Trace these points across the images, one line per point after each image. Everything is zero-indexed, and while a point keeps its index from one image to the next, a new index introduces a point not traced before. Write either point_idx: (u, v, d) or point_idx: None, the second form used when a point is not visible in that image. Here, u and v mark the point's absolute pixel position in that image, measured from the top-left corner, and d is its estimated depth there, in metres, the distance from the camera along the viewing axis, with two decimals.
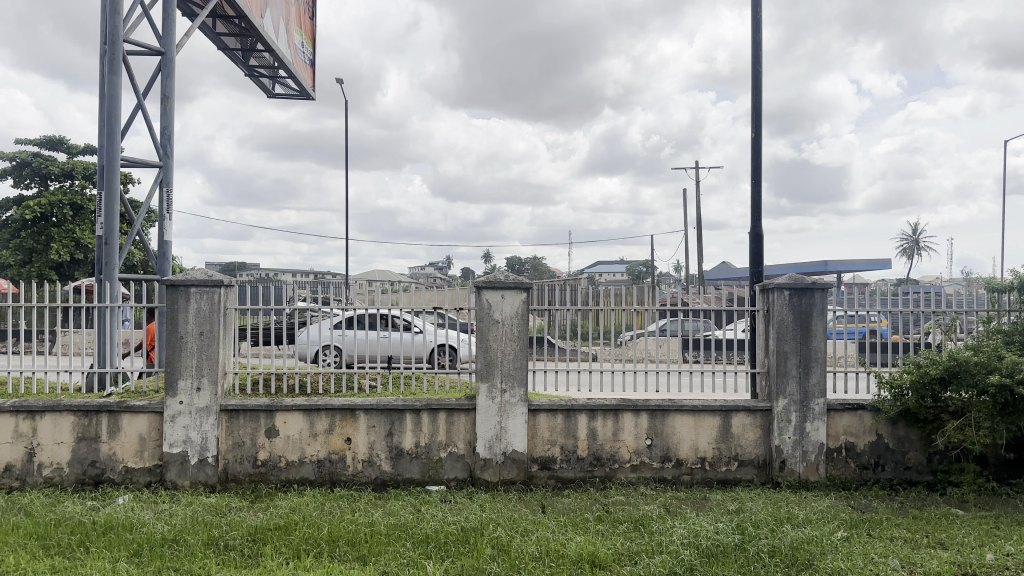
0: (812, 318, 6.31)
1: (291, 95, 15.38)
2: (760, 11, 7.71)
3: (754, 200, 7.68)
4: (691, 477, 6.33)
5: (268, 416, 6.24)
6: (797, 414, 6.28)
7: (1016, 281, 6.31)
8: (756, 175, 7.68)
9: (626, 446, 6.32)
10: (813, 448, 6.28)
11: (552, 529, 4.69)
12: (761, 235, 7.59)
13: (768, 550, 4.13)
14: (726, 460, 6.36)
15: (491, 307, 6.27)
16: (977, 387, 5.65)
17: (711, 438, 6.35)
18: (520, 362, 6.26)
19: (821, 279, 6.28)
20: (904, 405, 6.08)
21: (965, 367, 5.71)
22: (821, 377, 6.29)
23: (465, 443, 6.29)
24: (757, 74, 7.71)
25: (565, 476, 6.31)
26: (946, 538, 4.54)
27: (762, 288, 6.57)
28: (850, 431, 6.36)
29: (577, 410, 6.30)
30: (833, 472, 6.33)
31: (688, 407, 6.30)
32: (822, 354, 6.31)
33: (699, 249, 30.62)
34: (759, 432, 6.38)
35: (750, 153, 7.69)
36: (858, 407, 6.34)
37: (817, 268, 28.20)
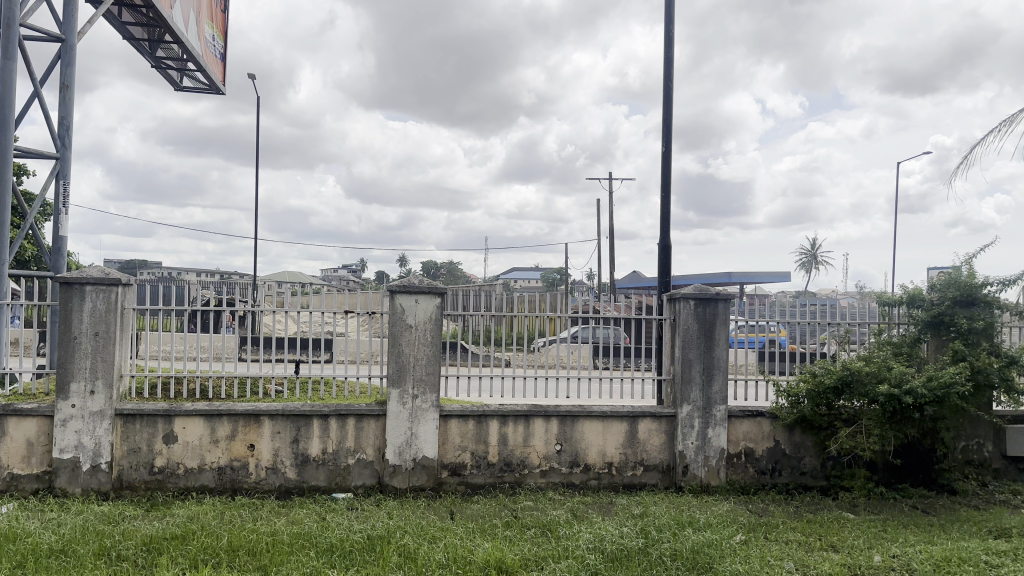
0: (715, 326, 6.52)
1: (199, 89, 14.85)
2: (672, 28, 7.95)
3: (663, 212, 7.88)
4: (599, 482, 6.43)
5: (167, 421, 5.99)
6: (700, 420, 6.47)
7: (905, 296, 6.60)
8: (666, 189, 7.89)
9: (536, 451, 6.37)
10: (714, 453, 6.49)
11: (460, 536, 4.68)
12: (669, 246, 7.80)
13: (669, 553, 4.25)
14: (633, 465, 6.49)
15: (404, 312, 6.20)
16: (868, 396, 5.97)
17: (619, 443, 6.47)
18: (431, 368, 6.21)
19: (725, 290, 6.51)
20: (800, 412, 6.31)
21: (857, 377, 6.02)
22: (722, 384, 6.51)
23: (375, 449, 6.20)
24: (669, 90, 7.93)
25: (474, 482, 6.31)
26: (837, 540, 4.76)
27: (669, 297, 6.73)
28: (749, 436, 6.60)
29: (489, 415, 6.31)
30: (732, 477, 6.55)
31: (597, 412, 6.41)
32: (724, 362, 6.52)
33: (609, 258, 31.16)
34: (664, 437, 6.54)
35: (661, 167, 7.89)
36: (757, 414, 6.58)
37: (718, 280, 29.14)
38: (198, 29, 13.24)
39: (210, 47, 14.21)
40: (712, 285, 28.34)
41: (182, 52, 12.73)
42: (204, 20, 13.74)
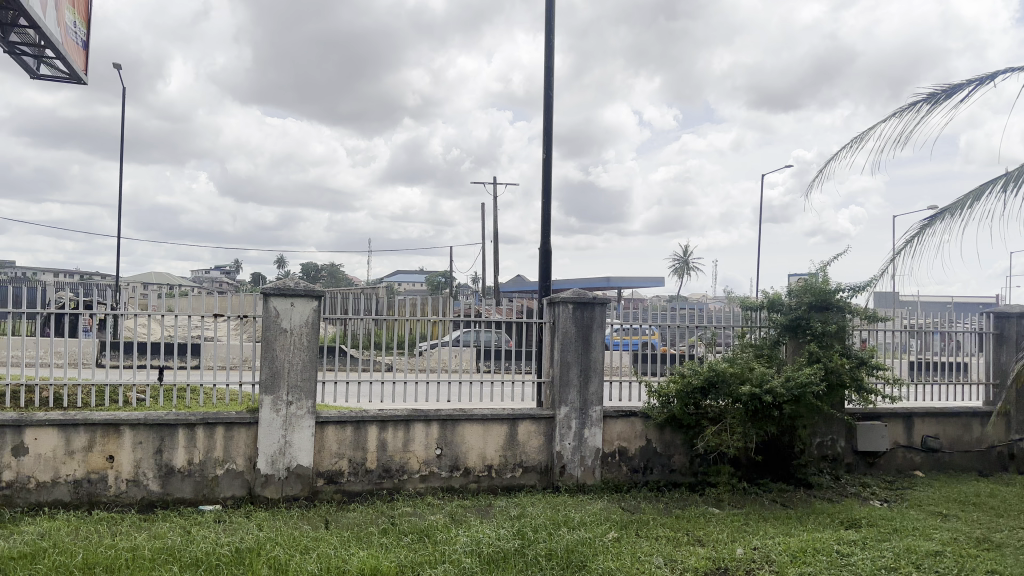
0: (592, 329, 6.68)
1: (58, 78, 13.91)
2: (552, 37, 8.10)
3: (544, 218, 8.01)
4: (478, 485, 6.45)
5: (15, 433, 5.56)
6: (577, 421, 6.61)
7: (766, 300, 7.01)
8: (546, 195, 8.03)
9: (415, 456, 6.32)
10: (590, 452, 6.64)
11: (334, 546, 4.57)
12: (549, 251, 7.93)
13: (545, 553, 4.31)
14: (512, 467, 6.55)
15: (278, 315, 6.01)
16: (732, 395, 6.28)
17: (499, 446, 6.52)
18: (307, 373, 6.06)
19: (601, 294, 6.69)
20: (670, 412, 6.56)
21: (722, 378, 6.33)
22: (598, 385, 6.68)
23: (246, 459, 5.98)
24: (549, 98, 8.08)
25: (351, 489, 6.19)
26: (703, 535, 4.97)
27: (549, 301, 6.84)
28: (623, 436, 6.79)
29: (368, 421, 6.21)
30: (607, 476, 6.72)
31: (477, 416, 6.42)
32: (600, 364, 6.71)
33: (493, 262, 31.39)
34: (542, 438, 6.63)
35: (542, 173, 8.02)
36: (631, 414, 6.78)
37: (598, 284, 29.87)
38: (57, 14, 12.40)
39: (72, 34, 13.33)
40: (592, 289, 29.06)
41: (39, 37, 11.88)
42: (64, 5, 12.89)
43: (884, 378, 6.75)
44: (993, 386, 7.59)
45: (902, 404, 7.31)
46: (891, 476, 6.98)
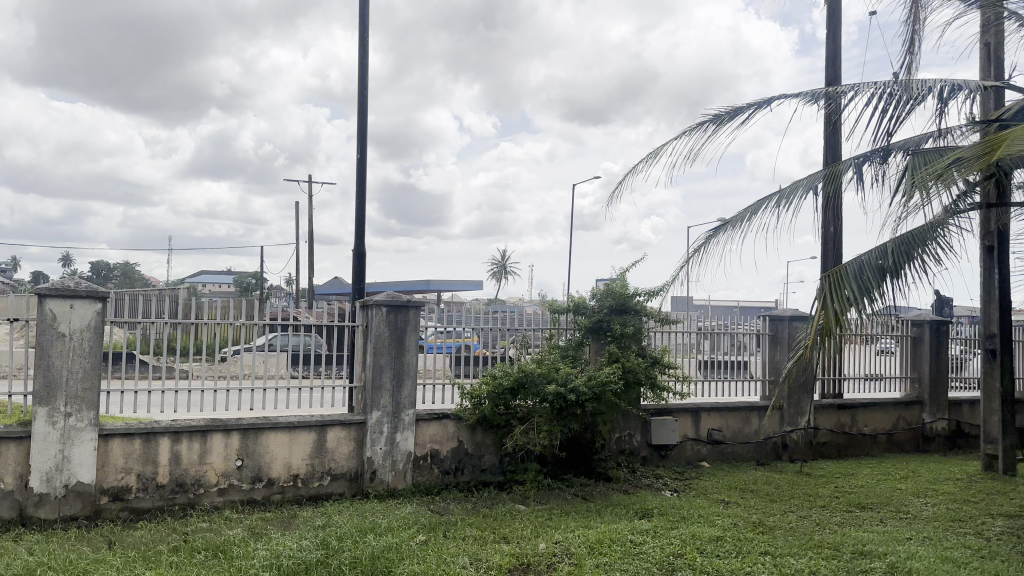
0: (405, 333, 6.66)
1: None
2: (367, 36, 8.01)
3: (358, 219, 7.90)
4: (283, 496, 6.23)
5: None
6: (389, 425, 6.56)
7: (569, 304, 7.30)
8: (359, 196, 7.92)
9: (214, 469, 5.99)
10: (401, 456, 6.61)
11: (117, 568, 4.23)
12: (362, 253, 7.83)
13: (349, 561, 4.23)
14: (319, 475, 6.37)
15: (55, 318, 5.48)
16: (539, 395, 6.49)
17: (306, 454, 6.32)
18: (89, 382, 5.58)
19: (415, 297, 6.68)
20: (481, 412, 6.64)
21: (530, 378, 6.53)
22: (411, 389, 6.67)
23: (16, 477, 5.39)
24: (363, 97, 7.98)
25: (140, 506, 5.77)
26: (508, 532, 5.08)
27: (362, 304, 6.73)
28: (435, 438, 6.81)
29: (158, 433, 5.81)
30: (419, 479, 6.71)
31: (282, 424, 6.20)
32: (413, 367, 6.70)
33: (309, 264, 30.51)
34: (352, 444, 6.51)
35: (356, 174, 7.91)
36: (442, 416, 6.82)
37: (417, 286, 29.87)
38: None
39: None
40: (410, 291, 29.02)
41: None
42: None
43: (674, 376, 7.24)
44: (767, 381, 8.30)
45: (691, 400, 7.88)
46: (682, 467, 7.50)
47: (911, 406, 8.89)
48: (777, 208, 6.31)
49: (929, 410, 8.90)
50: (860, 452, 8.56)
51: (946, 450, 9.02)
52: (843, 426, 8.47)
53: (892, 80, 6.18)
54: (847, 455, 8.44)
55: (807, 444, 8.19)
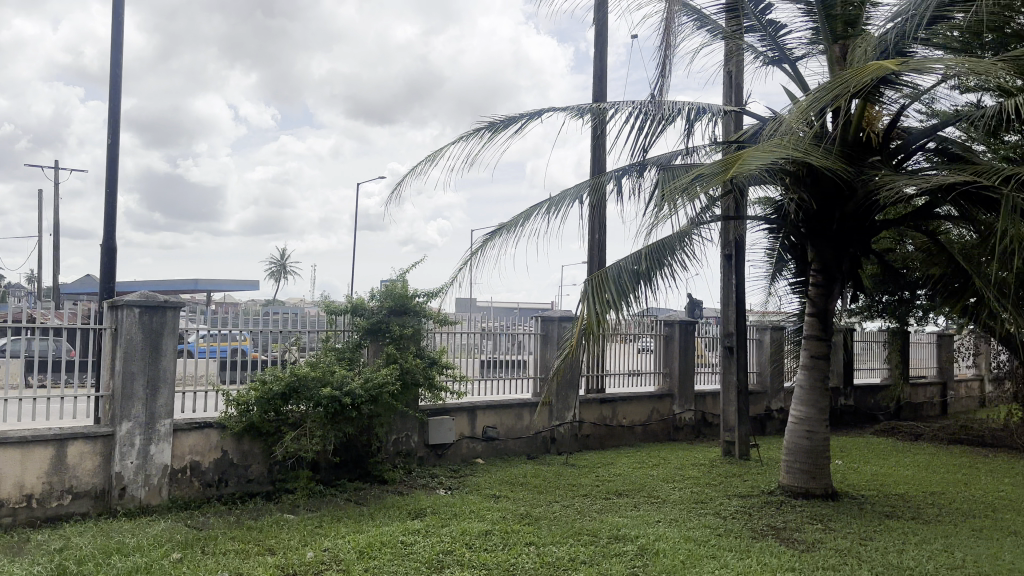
0: (162, 337, 6.20)
1: None
2: (121, 13, 7.38)
3: (109, 211, 7.25)
4: (12, 520, 5.53)
5: None
6: (141, 437, 6.06)
7: (348, 305, 7.11)
8: (111, 187, 7.27)
9: None
10: (156, 470, 6.12)
11: None
12: (114, 249, 7.18)
13: None
14: (58, 494, 5.74)
15: None
16: (312, 400, 6.32)
17: (41, 472, 5.67)
18: None
19: (172, 298, 6.25)
20: (249, 420, 6.31)
21: (302, 382, 6.34)
22: (168, 397, 6.21)
23: None
24: (116, 79, 7.35)
25: None
26: (273, 543, 4.87)
27: (110, 304, 6.18)
28: (195, 449, 6.38)
29: None
30: (176, 493, 6.26)
31: (12, 439, 5.54)
32: (170, 374, 6.24)
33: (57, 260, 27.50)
34: (97, 459, 5.93)
35: (106, 162, 7.26)
36: (203, 426, 6.41)
37: (184, 286, 27.94)
38: None
39: None
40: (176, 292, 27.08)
41: None
42: None
43: (452, 376, 7.40)
44: (538, 379, 8.63)
45: (467, 398, 7.99)
46: (457, 465, 7.62)
47: (663, 398, 9.69)
48: (548, 215, 6.64)
49: (678, 401, 9.76)
50: (619, 442, 9.18)
51: (692, 437, 9.93)
52: (605, 419, 9.06)
53: (648, 99, 6.66)
54: (608, 446, 9.03)
55: (573, 437, 8.69)
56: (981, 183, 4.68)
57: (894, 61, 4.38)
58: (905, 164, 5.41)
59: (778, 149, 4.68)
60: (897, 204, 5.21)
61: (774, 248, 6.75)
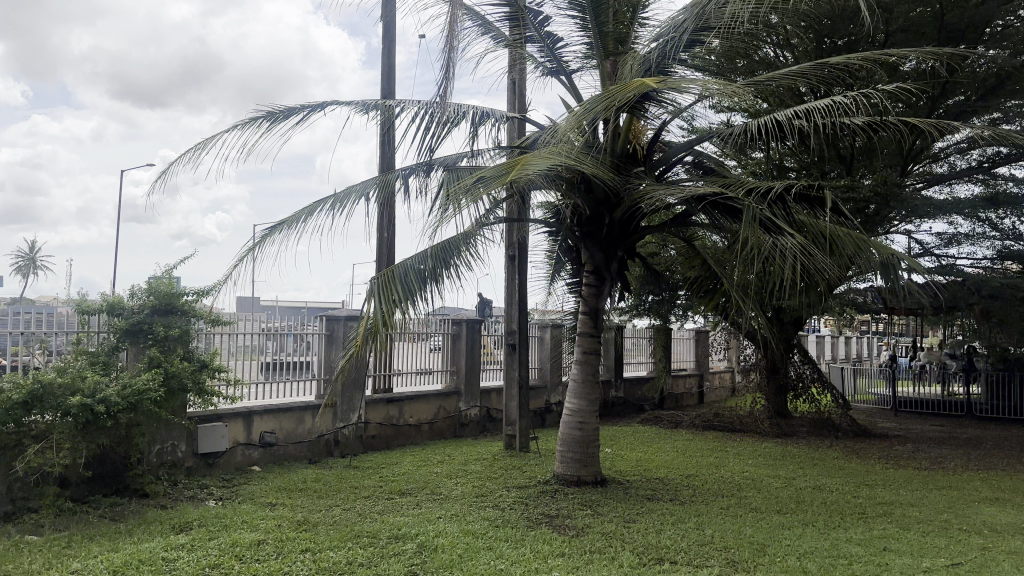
0: None
1: None
2: None
3: None
4: None
5: None
6: None
7: (104, 304, 6.47)
8: None
9: None
10: None
11: None
12: None
13: None
14: None
15: None
16: (60, 409, 5.73)
17: None
18: None
19: None
20: None
21: (48, 390, 5.75)
22: None
23: None
24: None
25: None
26: (12, 569, 4.36)
27: None
28: None
29: None
30: None
31: None
32: None
33: None
34: None
35: None
36: None
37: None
38: None
39: None
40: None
41: None
42: None
43: (225, 380, 7.05)
44: (322, 380, 8.39)
45: (243, 403, 7.63)
46: (230, 473, 7.24)
47: (449, 396, 9.84)
48: (332, 212, 6.55)
49: (463, 398, 9.97)
50: (407, 441, 9.20)
51: (477, 433, 10.19)
52: (391, 418, 9.04)
53: (432, 102, 6.81)
54: (393, 445, 9.01)
55: (357, 438, 8.57)
56: (727, 194, 5.20)
57: (656, 79, 4.74)
58: (666, 175, 5.89)
59: (555, 155, 4.91)
60: (658, 211, 5.66)
61: (552, 249, 7.10)
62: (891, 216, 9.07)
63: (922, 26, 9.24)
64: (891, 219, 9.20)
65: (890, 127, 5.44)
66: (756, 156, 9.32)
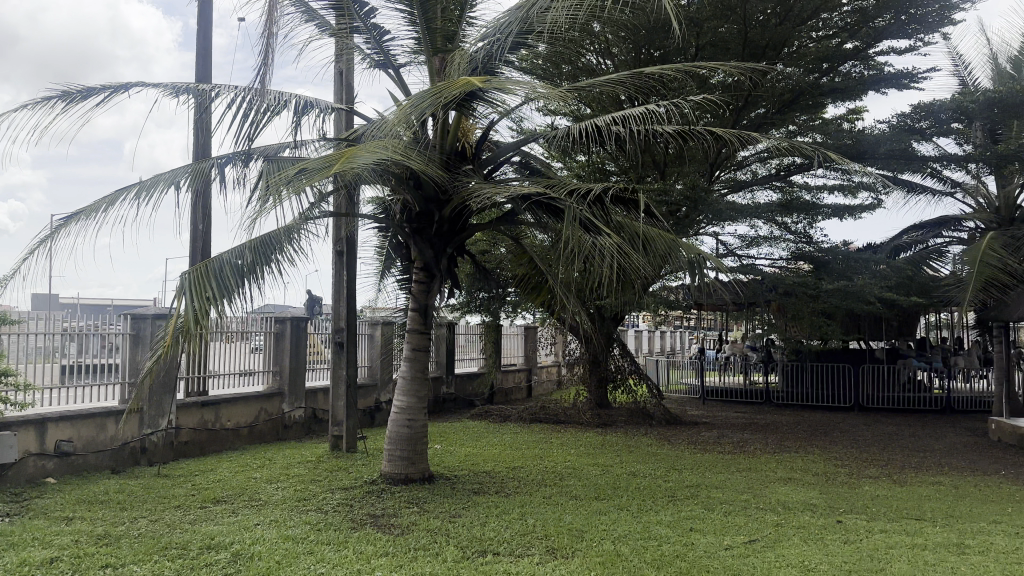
0: None
1: None
2: None
3: None
4: None
5: None
6: None
7: None
8: None
9: None
10: None
11: None
12: None
13: None
14: None
15: None
16: None
17: None
18: None
19: None
20: None
21: None
22: None
23: None
24: None
25: None
26: None
27: None
28: None
29: None
30: None
31: None
32: None
33: None
34: None
35: None
36: None
37: None
38: None
39: None
40: None
41: None
42: None
43: (12, 385, 6.39)
44: (128, 383, 7.78)
45: (33, 410, 6.96)
46: (18, 487, 6.58)
47: (272, 397, 9.50)
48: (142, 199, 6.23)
49: (287, 399, 9.65)
50: (223, 446, 8.78)
51: (302, 435, 9.91)
52: (206, 423, 8.58)
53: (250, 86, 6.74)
54: (208, 450, 8.57)
55: (167, 445, 8.05)
56: (551, 194, 5.37)
57: (482, 78, 4.83)
58: (493, 174, 6.00)
59: (381, 149, 4.86)
60: (486, 210, 5.76)
61: (381, 246, 7.04)
62: (699, 219, 9.73)
63: (728, 42, 9.97)
64: (700, 222, 9.87)
65: (699, 136, 5.83)
66: (581, 158, 9.69)
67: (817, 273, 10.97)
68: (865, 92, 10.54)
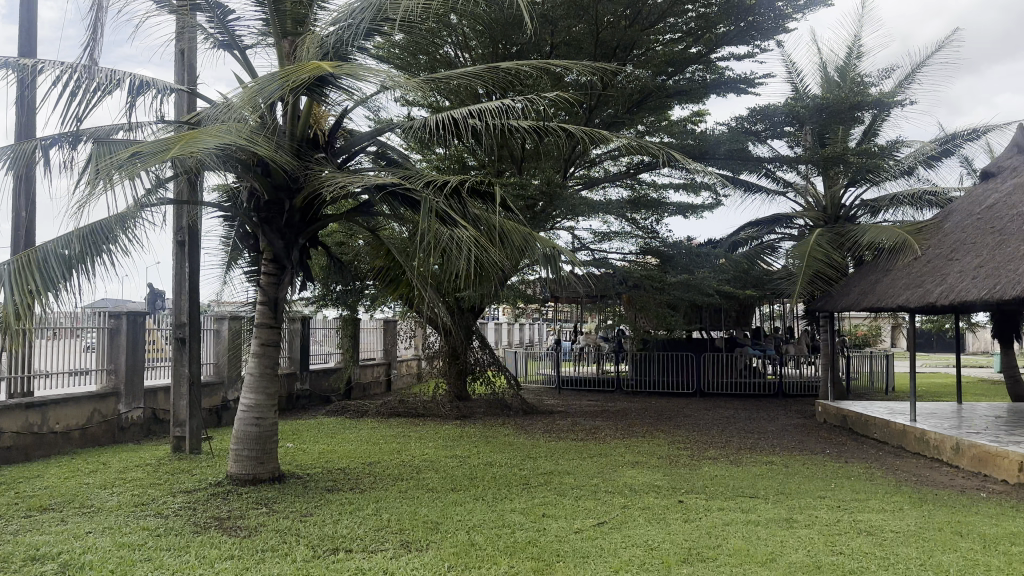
0: None
1: None
2: None
3: None
4: None
5: None
6: None
7: None
8: None
9: None
10: None
11: None
12: None
13: None
14: None
15: None
16: None
17: None
18: None
19: None
20: None
21: None
22: None
23: None
24: None
25: None
26: None
27: None
28: None
29: None
30: None
31: None
32: None
33: None
34: None
35: None
36: None
37: None
38: None
39: None
40: None
41: None
42: None
43: None
44: None
45: None
46: None
47: (106, 398, 8.90)
48: None
49: (122, 400, 9.08)
50: (50, 451, 8.15)
51: (140, 437, 9.34)
52: (31, 426, 7.95)
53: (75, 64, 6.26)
54: (33, 456, 7.92)
55: None
56: (406, 186, 5.31)
57: (332, 64, 4.71)
58: (347, 163, 5.88)
59: (226, 133, 4.65)
60: (339, 200, 5.64)
61: (228, 236, 6.74)
62: (555, 214, 9.93)
63: (581, 41, 10.23)
64: (555, 217, 10.06)
65: (554, 132, 5.95)
66: (440, 150, 9.66)
67: (665, 266, 11.48)
68: (708, 95, 11.11)
